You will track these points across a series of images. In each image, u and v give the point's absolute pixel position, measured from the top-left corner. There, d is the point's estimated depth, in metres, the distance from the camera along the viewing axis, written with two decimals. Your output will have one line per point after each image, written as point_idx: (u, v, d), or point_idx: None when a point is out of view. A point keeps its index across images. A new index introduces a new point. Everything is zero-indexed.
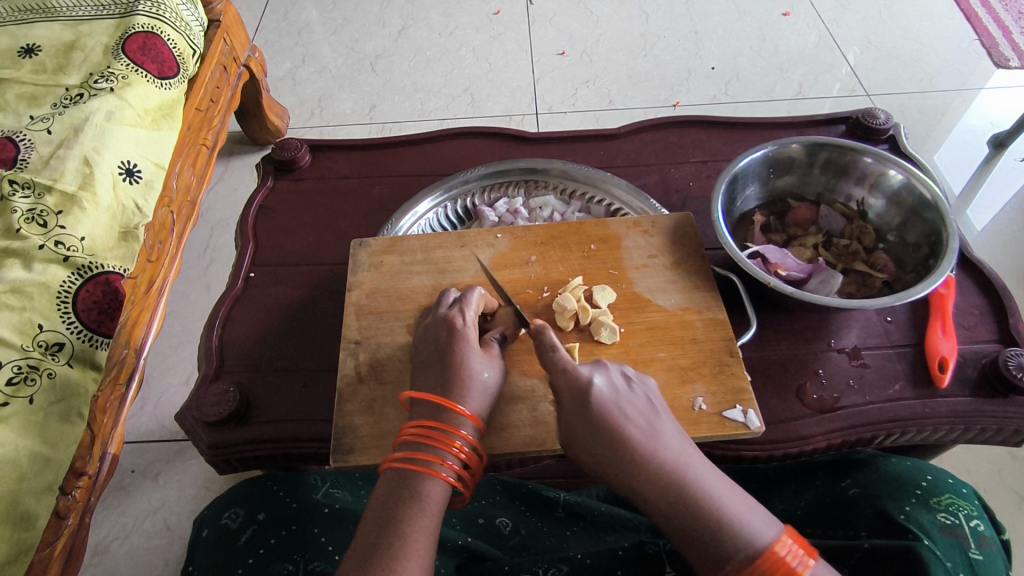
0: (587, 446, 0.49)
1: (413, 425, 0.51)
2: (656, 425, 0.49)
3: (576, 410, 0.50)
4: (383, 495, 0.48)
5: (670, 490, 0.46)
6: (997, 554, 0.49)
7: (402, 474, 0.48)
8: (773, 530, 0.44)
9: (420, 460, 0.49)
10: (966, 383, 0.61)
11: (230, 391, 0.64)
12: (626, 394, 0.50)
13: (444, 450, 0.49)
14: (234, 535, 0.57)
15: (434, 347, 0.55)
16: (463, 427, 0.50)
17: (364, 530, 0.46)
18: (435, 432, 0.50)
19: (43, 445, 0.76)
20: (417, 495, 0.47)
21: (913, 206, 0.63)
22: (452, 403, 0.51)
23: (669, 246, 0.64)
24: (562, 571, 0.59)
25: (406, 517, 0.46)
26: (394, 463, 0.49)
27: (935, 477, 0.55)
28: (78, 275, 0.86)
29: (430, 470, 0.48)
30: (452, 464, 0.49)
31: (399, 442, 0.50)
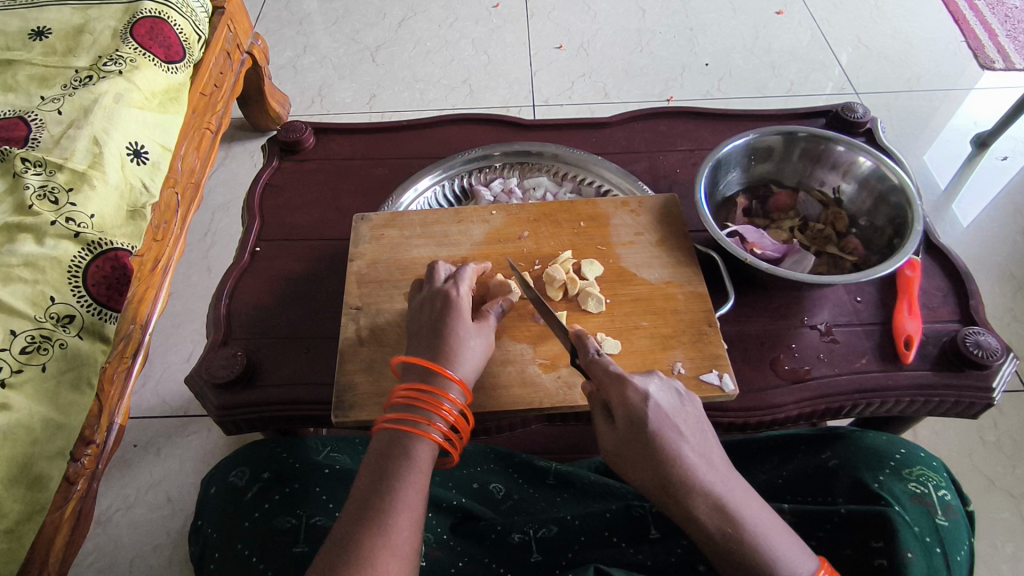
0: (640, 462, 0.50)
1: (403, 388, 0.55)
2: (707, 449, 0.51)
3: (628, 426, 0.51)
4: (375, 454, 0.52)
5: (717, 509, 0.48)
6: (961, 519, 0.56)
7: (394, 435, 0.52)
8: (812, 563, 0.46)
9: (411, 421, 0.53)
10: (928, 357, 0.65)
11: (237, 356, 0.67)
12: (680, 412, 0.52)
13: (433, 412, 0.53)
14: (239, 492, 0.61)
15: (430, 316, 0.58)
16: (451, 391, 0.54)
17: (358, 485, 0.50)
18: (424, 396, 0.53)
19: (55, 411, 0.80)
20: (407, 453, 0.51)
21: (882, 192, 0.67)
22: (441, 367, 0.54)
23: (655, 224, 0.68)
24: (552, 532, 0.64)
25: (397, 473, 0.50)
26: (385, 425, 0.53)
27: (907, 450, 0.62)
28: (88, 250, 0.89)
29: (420, 431, 0.52)
30: (440, 425, 0.53)
31: (391, 404, 0.54)
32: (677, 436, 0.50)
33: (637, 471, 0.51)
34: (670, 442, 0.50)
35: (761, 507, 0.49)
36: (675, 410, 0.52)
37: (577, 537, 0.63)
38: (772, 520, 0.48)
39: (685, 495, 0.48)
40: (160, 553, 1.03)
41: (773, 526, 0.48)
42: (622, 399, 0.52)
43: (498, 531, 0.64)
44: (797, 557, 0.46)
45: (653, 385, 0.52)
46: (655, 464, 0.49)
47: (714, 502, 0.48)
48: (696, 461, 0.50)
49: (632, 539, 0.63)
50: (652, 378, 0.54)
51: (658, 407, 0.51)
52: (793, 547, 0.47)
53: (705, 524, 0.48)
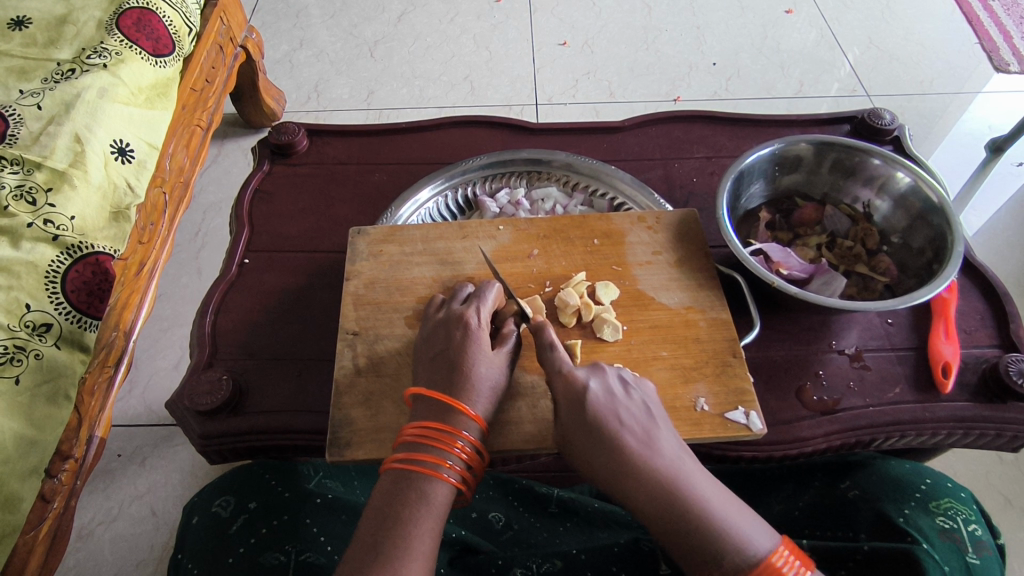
0: (584, 452, 0.49)
1: (416, 425, 0.50)
2: (653, 433, 0.48)
3: (572, 418, 0.49)
4: (383, 496, 0.47)
5: (661, 496, 0.45)
6: (994, 557, 0.50)
7: (404, 476, 0.47)
8: (767, 538, 0.43)
9: (424, 461, 0.48)
10: (965, 387, 0.61)
11: (223, 379, 0.63)
12: (622, 400, 0.50)
13: (446, 451, 0.48)
14: (224, 523, 0.56)
15: (446, 346, 0.53)
16: (466, 429, 0.49)
17: (364, 529, 0.46)
18: (438, 434, 0.49)
19: (29, 428, 0.75)
20: (419, 497, 0.46)
21: (919, 210, 0.63)
22: (459, 403, 0.50)
23: (674, 244, 0.63)
24: (556, 566, 0.59)
25: (409, 518, 0.45)
26: (395, 465, 0.48)
27: (934, 481, 0.57)
28: (67, 254, 0.84)
29: (433, 473, 0.47)
30: (454, 465, 0.48)
31: (400, 442, 0.49)
32: (617, 423, 0.48)
33: (582, 461, 0.49)
34: (609, 431, 0.48)
35: (715, 490, 0.46)
36: (616, 397, 0.50)
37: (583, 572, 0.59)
38: (722, 500, 0.45)
39: (627, 484, 0.46)
40: (142, 569, 0.98)
41: (724, 508, 0.45)
42: (564, 391, 0.50)
43: (499, 565, 0.60)
44: (752, 539, 0.43)
45: (596, 377, 0.51)
46: (596, 455, 0.48)
47: (658, 489, 0.45)
48: (638, 448, 0.47)
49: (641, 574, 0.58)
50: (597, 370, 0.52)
51: (598, 396, 0.49)
52: (747, 526, 0.44)
53: (649, 513, 0.45)
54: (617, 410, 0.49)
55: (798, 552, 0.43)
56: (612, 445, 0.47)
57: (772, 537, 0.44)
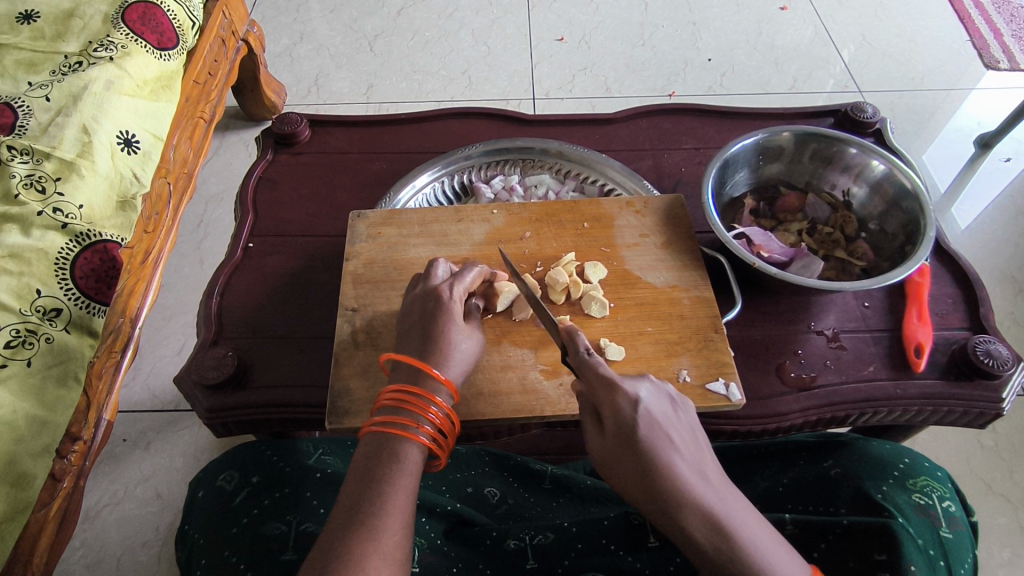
0: (631, 471, 0.48)
1: (391, 390, 0.53)
2: (699, 457, 0.49)
3: (615, 433, 0.49)
4: (362, 458, 0.50)
5: (709, 521, 0.46)
6: (964, 532, 0.55)
7: (381, 438, 0.50)
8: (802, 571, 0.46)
9: (398, 424, 0.51)
10: (937, 366, 0.64)
11: (229, 356, 0.66)
12: (673, 420, 0.50)
13: (420, 414, 0.51)
14: (228, 496, 0.59)
15: (421, 318, 0.56)
16: (438, 393, 0.52)
17: (344, 490, 0.48)
18: (411, 398, 0.52)
19: (40, 407, 0.78)
20: (394, 457, 0.49)
21: (894, 197, 0.66)
22: (429, 368, 0.53)
23: (660, 227, 0.66)
24: (548, 538, 0.62)
25: (386, 476, 0.48)
26: (372, 428, 0.51)
27: (912, 460, 0.60)
28: (75, 242, 0.87)
29: (407, 434, 0.50)
30: (428, 428, 0.51)
31: (378, 407, 0.52)
32: (669, 444, 0.48)
33: (626, 480, 0.49)
34: (662, 452, 0.48)
35: (753, 519, 0.47)
36: (669, 417, 0.50)
37: (573, 545, 0.62)
38: (762, 530, 0.47)
39: (679, 508, 0.46)
40: (148, 550, 1.01)
41: (765, 539, 0.46)
42: (612, 406, 0.49)
43: (493, 537, 0.63)
44: (790, 569, 0.45)
45: (644, 391, 0.50)
46: (647, 475, 0.47)
47: (708, 514, 0.46)
48: (688, 471, 0.48)
49: (630, 547, 0.61)
50: (644, 383, 0.51)
51: (652, 415, 0.49)
52: (786, 558, 0.46)
53: (696, 537, 0.46)
54: (670, 431, 0.49)
55: None
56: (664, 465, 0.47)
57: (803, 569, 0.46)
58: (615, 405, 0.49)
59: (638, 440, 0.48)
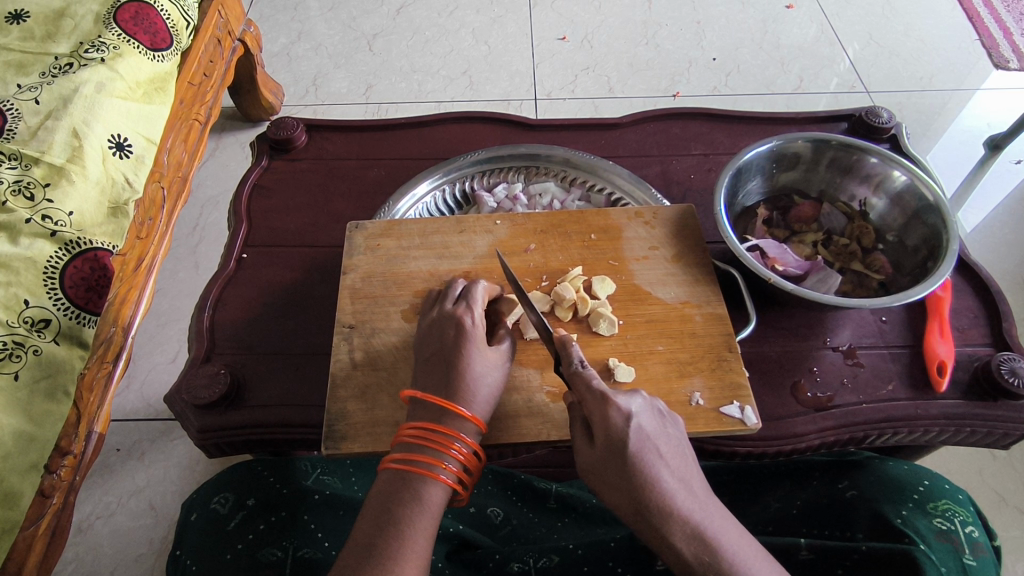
0: (617, 484, 0.46)
1: (411, 426, 0.50)
2: (686, 472, 0.47)
3: (603, 445, 0.47)
4: (380, 496, 0.47)
5: (695, 536, 0.43)
6: (989, 559, 0.51)
7: (402, 475, 0.48)
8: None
9: (421, 462, 0.48)
10: (959, 385, 0.61)
11: (221, 373, 0.63)
12: (660, 435, 0.48)
13: (443, 452, 0.49)
14: (222, 521, 0.56)
15: (441, 348, 0.53)
16: (463, 431, 0.50)
17: (360, 528, 0.46)
18: (434, 436, 0.49)
19: (27, 423, 0.75)
20: (416, 497, 0.47)
21: (915, 209, 0.63)
22: (454, 404, 0.50)
23: (670, 238, 0.64)
24: (552, 562, 0.60)
25: (406, 517, 0.46)
26: (393, 464, 0.49)
27: (932, 482, 0.57)
28: (65, 250, 0.84)
29: (430, 473, 0.48)
30: (451, 467, 0.49)
31: (397, 442, 0.50)
32: (657, 457, 0.46)
33: (611, 494, 0.46)
34: (649, 465, 0.46)
35: (744, 540, 0.45)
36: (656, 431, 0.48)
37: (579, 568, 0.60)
38: (750, 547, 0.44)
39: (663, 522, 0.44)
40: (141, 563, 0.99)
41: (753, 556, 0.44)
42: (603, 417, 0.47)
43: (496, 561, 0.60)
44: None
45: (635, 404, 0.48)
46: (632, 488, 0.45)
47: (694, 530, 0.44)
48: (675, 485, 0.45)
49: (637, 570, 0.58)
50: (635, 396, 0.49)
51: (640, 427, 0.47)
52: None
53: (682, 552, 0.43)
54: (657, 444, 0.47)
55: None
56: (650, 478, 0.45)
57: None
58: (606, 417, 0.47)
59: (625, 451, 0.46)
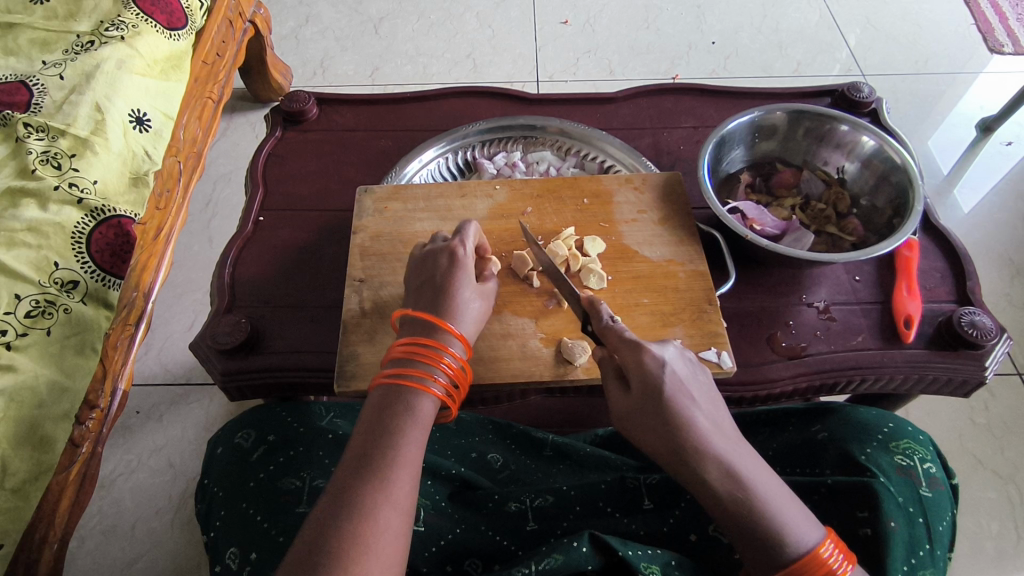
0: (655, 429, 0.50)
1: (403, 343, 0.55)
2: (719, 415, 0.51)
3: (643, 392, 0.51)
4: (376, 407, 0.52)
5: (733, 475, 0.48)
6: (944, 491, 0.57)
7: (395, 389, 0.52)
8: (820, 531, 0.47)
9: (412, 375, 0.53)
10: (924, 336, 0.66)
11: (242, 322, 0.68)
12: (694, 382, 0.52)
13: (433, 366, 0.53)
14: (246, 454, 0.62)
15: (429, 275, 0.59)
16: (451, 346, 0.55)
17: (357, 439, 0.50)
18: (426, 350, 0.54)
19: (60, 375, 0.81)
20: (408, 407, 0.51)
21: (885, 172, 0.67)
22: (444, 323, 0.55)
23: (659, 203, 0.68)
24: (548, 501, 0.65)
25: (398, 426, 0.50)
26: (385, 380, 0.53)
27: (896, 424, 0.62)
28: (91, 217, 0.89)
29: (421, 385, 0.52)
30: (440, 380, 0.53)
31: (390, 359, 0.54)
32: (691, 402, 0.51)
33: (651, 436, 0.51)
34: (681, 409, 0.50)
35: (776, 482, 0.48)
36: (689, 381, 0.52)
37: (572, 508, 0.65)
38: (776, 486, 0.48)
39: (698, 459, 0.48)
40: (162, 516, 1.05)
41: (787, 497, 0.48)
42: (639, 367, 0.52)
43: (496, 500, 0.66)
44: (806, 526, 0.46)
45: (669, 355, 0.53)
46: (668, 429, 0.50)
47: (728, 469, 0.48)
48: (709, 426, 0.50)
49: (627, 510, 0.64)
50: (668, 349, 0.54)
51: (674, 376, 0.51)
52: (805, 517, 0.47)
53: (716, 489, 0.48)
54: (689, 391, 0.51)
55: (841, 547, 0.46)
56: (682, 419, 0.50)
57: (819, 529, 0.47)
58: (641, 364, 0.52)
59: (660, 391, 0.50)
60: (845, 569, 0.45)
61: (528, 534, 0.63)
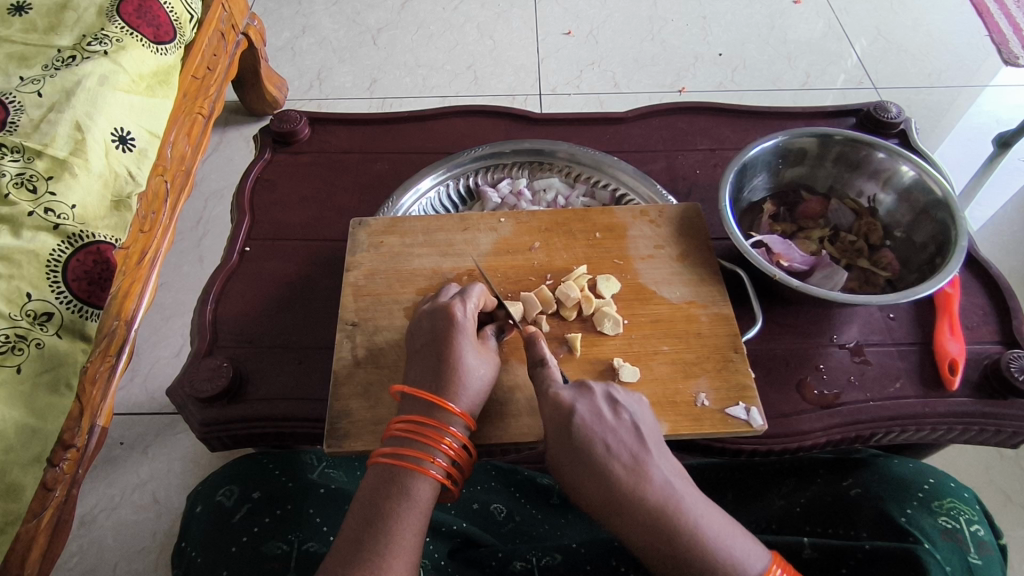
0: (574, 479, 0.47)
1: (403, 419, 0.50)
2: (642, 458, 0.47)
3: (558, 439, 0.48)
4: (369, 493, 0.47)
5: (657, 523, 0.44)
6: (996, 557, 0.50)
7: (389, 471, 0.47)
8: (761, 558, 0.44)
9: (410, 457, 0.48)
10: (969, 383, 0.60)
11: (224, 366, 0.63)
12: (611, 423, 0.48)
13: (433, 447, 0.48)
14: (227, 513, 0.55)
15: (430, 339, 0.53)
16: (454, 425, 0.49)
17: (348, 529, 0.45)
18: (424, 429, 0.49)
19: (30, 416, 0.75)
20: (405, 492, 0.46)
21: (924, 205, 0.62)
22: (446, 401, 0.50)
23: (676, 237, 0.63)
24: (556, 560, 0.59)
25: (394, 513, 0.45)
26: (381, 460, 0.48)
27: (937, 481, 0.56)
28: (68, 243, 0.84)
29: (419, 468, 0.47)
30: (441, 461, 0.48)
31: (388, 436, 0.49)
32: (605, 447, 0.47)
33: (574, 487, 0.48)
34: (595, 455, 0.47)
35: (711, 516, 0.45)
36: (604, 422, 0.48)
37: (582, 566, 0.59)
38: (711, 521, 0.44)
39: (617, 510, 0.45)
40: (145, 557, 0.99)
41: (722, 530, 0.44)
42: (551, 413, 0.50)
43: (499, 559, 0.59)
44: (744, 559, 0.43)
45: (582, 398, 0.50)
46: (584, 480, 0.47)
47: (651, 516, 0.44)
48: (626, 473, 0.46)
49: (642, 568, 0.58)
50: (584, 391, 0.50)
51: (585, 420, 0.48)
52: (745, 546, 0.44)
53: (641, 540, 0.44)
54: (604, 434, 0.48)
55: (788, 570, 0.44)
56: (597, 467, 0.46)
57: (766, 556, 0.44)
58: (555, 410, 0.49)
59: (572, 440, 0.47)
60: None
61: None
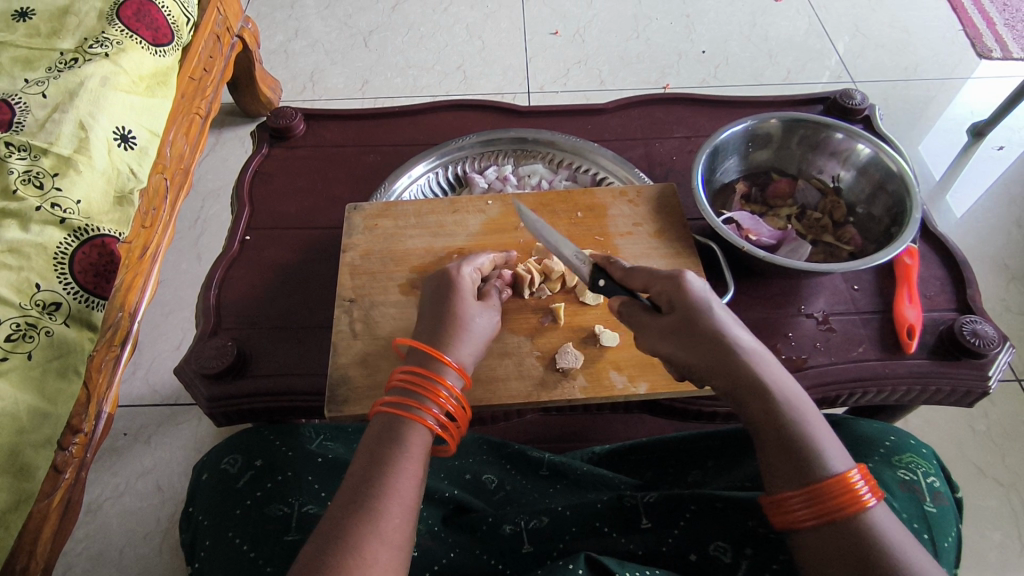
0: (683, 347, 0.51)
1: (403, 372, 0.53)
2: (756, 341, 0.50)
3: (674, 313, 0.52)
4: (372, 438, 0.50)
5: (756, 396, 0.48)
6: (949, 506, 0.54)
7: (389, 419, 0.51)
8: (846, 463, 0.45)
9: (408, 406, 0.51)
10: (925, 346, 0.64)
11: (229, 345, 0.66)
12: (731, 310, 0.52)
13: (430, 399, 0.51)
14: (231, 478, 0.59)
15: (433, 298, 0.57)
16: (449, 378, 0.53)
17: (354, 465, 0.49)
18: (425, 380, 0.52)
19: (41, 400, 0.78)
20: (402, 438, 0.49)
21: (881, 180, 0.67)
22: (441, 354, 0.53)
23: (653, 215, 0.67)
24: (542, 523, 0.61)
25: (391, 456, 0.48)
26: (383, 407, 0.51)
27: (898, 438, 0.60)
28: (73, 237, 0.87)
29: (415, 417, 0.50)
30: (436, 413, 0.51)
31: (389, 387, 0.53)
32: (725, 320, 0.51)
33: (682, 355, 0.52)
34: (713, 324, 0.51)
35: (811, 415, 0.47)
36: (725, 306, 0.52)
37: (568, 528, 0.60)
38: (811, 417, 0.47)
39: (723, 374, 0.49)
40: (150, 541, 1.02)
41: (819, 430, 0.47)
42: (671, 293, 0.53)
43: (489, 523, 0.62)
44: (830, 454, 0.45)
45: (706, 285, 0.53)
46: (696, 347, 0.51)
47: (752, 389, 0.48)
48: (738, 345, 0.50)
49: (623, 529, 0.58)
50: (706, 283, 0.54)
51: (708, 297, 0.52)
52: (832, 449, 0.46)
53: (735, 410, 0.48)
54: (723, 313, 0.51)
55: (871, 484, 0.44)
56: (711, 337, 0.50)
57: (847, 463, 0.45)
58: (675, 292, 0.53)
59: (691, 311, 0.51)
60: (869, 500, 0.42)
61: (522, 556, 0.59)
